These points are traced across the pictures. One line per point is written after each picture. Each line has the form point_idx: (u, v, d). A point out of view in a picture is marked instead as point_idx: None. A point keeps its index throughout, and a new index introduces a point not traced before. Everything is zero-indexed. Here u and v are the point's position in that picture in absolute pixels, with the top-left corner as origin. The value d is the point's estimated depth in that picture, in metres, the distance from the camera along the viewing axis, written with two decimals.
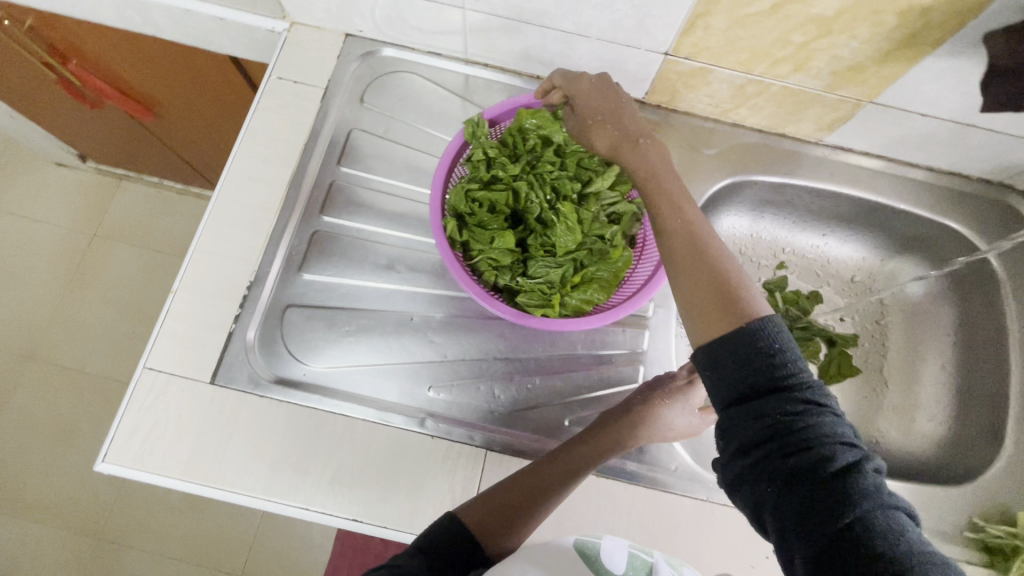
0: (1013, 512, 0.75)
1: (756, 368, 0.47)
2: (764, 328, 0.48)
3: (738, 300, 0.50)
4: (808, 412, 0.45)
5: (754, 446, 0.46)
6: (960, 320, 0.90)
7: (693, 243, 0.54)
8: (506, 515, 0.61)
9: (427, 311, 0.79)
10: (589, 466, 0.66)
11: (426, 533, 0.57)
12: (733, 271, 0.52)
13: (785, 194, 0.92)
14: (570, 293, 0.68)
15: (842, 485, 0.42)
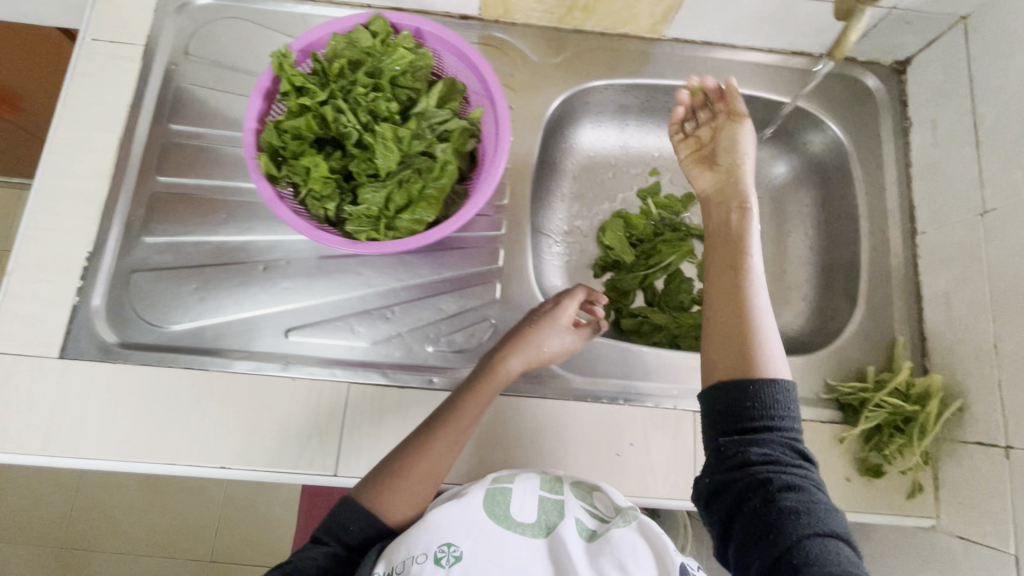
0: (864, 369, 0.78)
1: (728, 404, 0.55)
2: (771, 387, 0.55)
3: (751, 354, 0.56)
4: (769, 441, 0.53)
5: (724, 468, 0.54)
6: (820, 199, 0.92)
7: (724, 294, 0.60)
8: (405, 476, 0.61)
9: (278, 258, 0.78)
10: (479, 407, 0.66)
11: (332, 514, 0.60)
12: (762, 317, 0.58)
13: (637, 97, 0.91)
14: (397, 214, 0.68)
15: (790, 501, 0.51)
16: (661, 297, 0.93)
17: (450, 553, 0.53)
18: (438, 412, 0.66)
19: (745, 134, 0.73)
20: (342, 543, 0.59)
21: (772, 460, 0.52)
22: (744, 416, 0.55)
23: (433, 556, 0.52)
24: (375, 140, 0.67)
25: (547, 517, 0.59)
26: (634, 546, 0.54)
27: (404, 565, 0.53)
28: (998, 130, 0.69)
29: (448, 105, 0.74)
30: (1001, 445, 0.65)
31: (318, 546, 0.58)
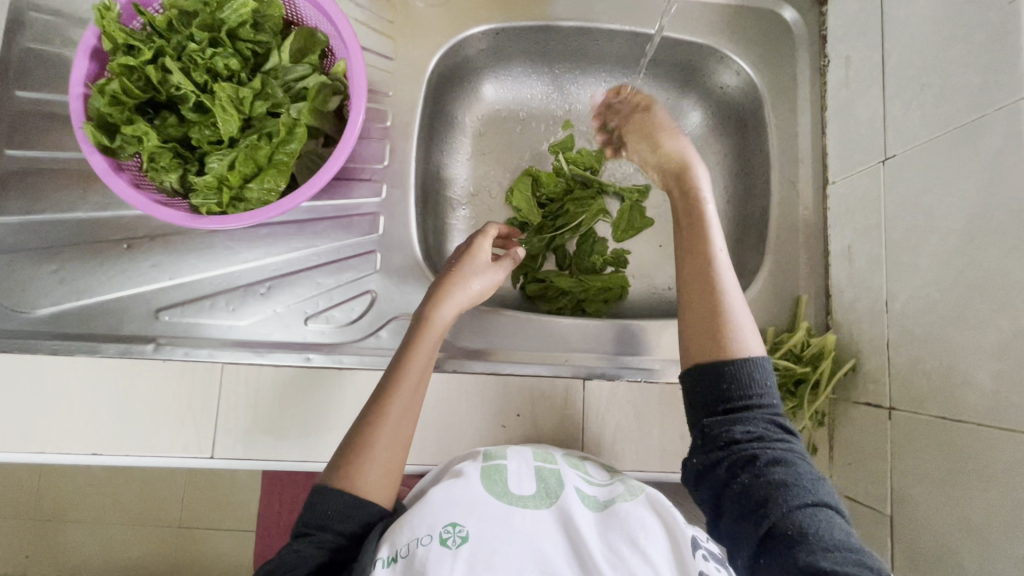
0: (765, 330, 0.75)
1: (705, 389, 0.56)
2: (750, 363, 0.55)
3: (726, 336, 0.56)
4: (751, 418, 0.54)
5: (709, 449, 0.55)
6: (736, 148, 0.85)
7: (694, 272, 0.60)
8: (373, 454, 0.55)
9: (141, 235, 0.73)
10: (424, 362, 0.60)
11: (307, 507, 0.53)
12: (733, 292, 0.58)
13: (536, 41, 0.83)
14: (246, 185, 0.63)
15: (775, 475, 0.52)
16: (576, 258, 0.87)
17: (456, 533, 0.50)
18: (387, 380, 0.58)
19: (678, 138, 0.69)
20: (325, 531, 0.52)
21: (755, 437, 0.53)
22: (723, 398, 0.55)
23: (438, 536, 0.50)
24: (214, 101, 0.61)
25: (549, 489, 0.57)
26: (641, 519, 0.53)
27: (408, 548, 0.49)
28: (902, 67, 0.63)
29: (306, 59, 0.67)
30: (885, 406, 0.63)
31: (301, 538, 0.52)
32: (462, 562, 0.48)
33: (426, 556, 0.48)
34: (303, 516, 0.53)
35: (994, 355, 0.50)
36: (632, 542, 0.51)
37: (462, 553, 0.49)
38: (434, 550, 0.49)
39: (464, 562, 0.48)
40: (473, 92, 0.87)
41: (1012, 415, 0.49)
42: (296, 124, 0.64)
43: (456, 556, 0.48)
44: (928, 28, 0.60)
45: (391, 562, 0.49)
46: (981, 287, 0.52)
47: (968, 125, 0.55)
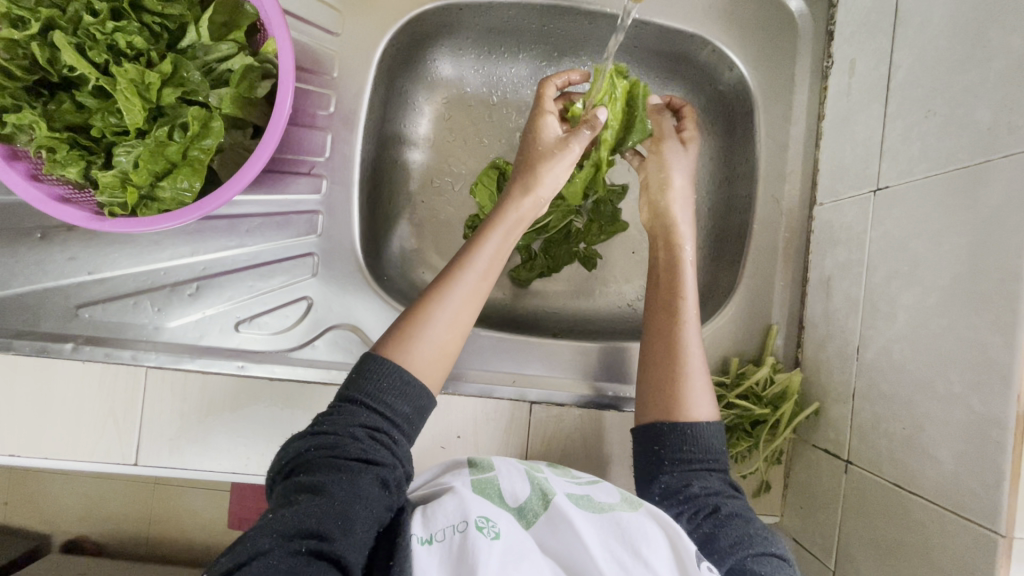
0: (729, 359, 0.69)
1: (665, 446, 0.55)
2: (703, 426, 0.55)
3: (685, 398, 0.56)
4: (709, 474, 0.54)
5: (670, 504, 0.53)
6: (722, 151, 0.76)
7: (665, 341, 0.59)
8: (428, 331, 0.54)
9: (57, 223, 0.66)
10: (495, 257, 0.58)
11: (358, 377, 0.52)
12: (694, 360, 0.58)
13: (503, 17, 0.73)
14: (154, 183, 0.56)
15: (737, 527, 0.50)
16: (547, 257, 0.78)
17: (490, 526, 0.46)
18: (451, 264, 0.58)
19: (673, 159, 0.67)
20: (384, 412, 0.51)
21: (713, 491, 0.53)
22: (680, 458, 0.55)
23: (472, 524, 0.46)
24: (114, 86, 0.53)
25: (543, 491, 0.53)
26: (647, 531, 0.48)
27: (444, 534, 0.47)
28: (909, 86, 0.55)
29: (230, 36, 0.59)
30: (843, 458, 0.59)
31: (354, 416, 0.50)
32: (495, 555, 0.44)
33: (463, 544, 0.45)
34: (359, 383, 0.51)
35: (958, 434, 0.47)
36: (636, 555, 0.47)
37: (497, 546, 0.45)
38: (471, 538, 0.45)
39: (498, 555, 0.45)
40: (434, 72, 0.77)
41: (968, 499, 0.46)
42: (213, 116, 0.56)
43: (491, 548, 0.45)
44: (944, 45, 0.52)
45: (428, 542, 0.46)
46: (957, 357, 0.48)
47: (969, 168, 0.48)
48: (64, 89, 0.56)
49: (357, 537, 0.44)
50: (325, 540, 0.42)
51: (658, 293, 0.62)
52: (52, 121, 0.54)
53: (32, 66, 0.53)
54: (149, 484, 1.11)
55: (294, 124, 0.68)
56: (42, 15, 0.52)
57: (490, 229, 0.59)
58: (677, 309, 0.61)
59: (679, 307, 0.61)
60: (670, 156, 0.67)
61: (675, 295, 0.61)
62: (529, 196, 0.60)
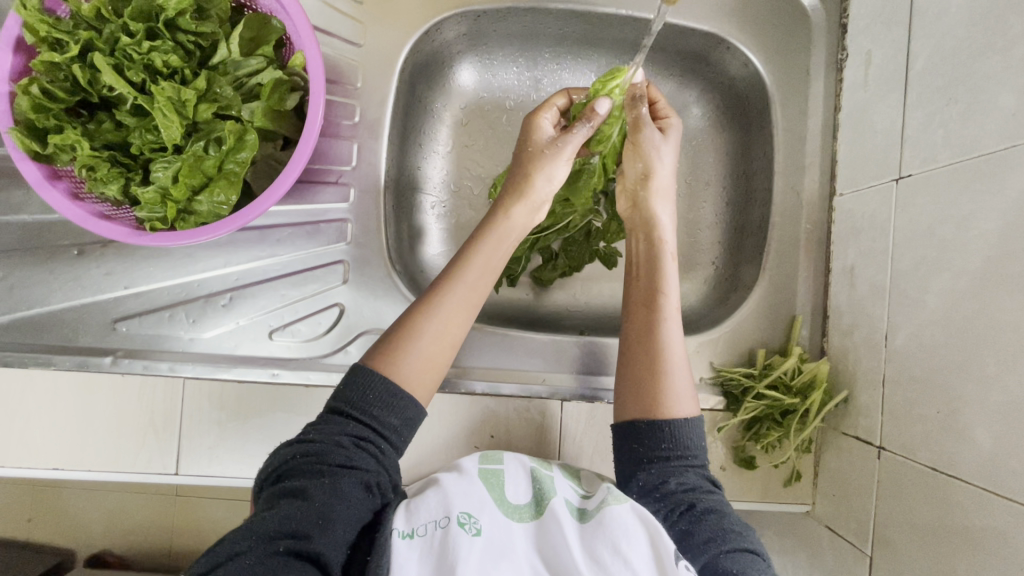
0: (755, 351, 0.70)
1: (646, 445, 0.55)
2: (680, 425, 0.55)
3: (662, 392, 0.56)
4: (686, 470, 0.54)
5: (648, 500, 0.54)
6: (738, 147, 0.77)
7: (647, 337, 0.58)
8: (416, 341, 0.54)
9: (92, 240, 0.68)
10: (486, 267, 0.59)
11: (344, 389, 0.52)
12: (675, 354, 0.58)
13: (520, 22, 0.74)
14: (192, 197, 0.57)
15: (711, 523, 0.51)
16: (569, 257, 0.79)
17: (471, 523, 0.50)
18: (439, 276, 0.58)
19: (654, 144, 0.64)
20: (369, 421, 0.51)
21: (689, 488, 0.53)
22: (658, 454, 0.54)
23: (456, 520, 0.49)
24: (152, 104, 0.55)
25: (539, 497, 0.55)
26: (627, 527, 0.48)
27: (426, 529, 0.49)
28: (928, 75, 0.56)
29: (259, 51, 0.60)
30: (875, 444, 0.60)
31: (339, 425, 0.51)
32: (477, 552, 0.47)
33: (445, 539, 0.48)
34: (343, 395, 0.52)
35: (995, 414, 0.48)
36: (615, 551, 0.47)
37: (478, 543, 0.48)
38: (453, 534, 0.48)
39: (478, 553, 0.47)
40: (452, 79, 0.78)
41: (1007, 478, 0.47)
42: (247, 130, 0.58)
43: (473, 543, 0.48)
44: (963, 34, 0.53)
45: (408, 537, 0.49)
46: (990, 340, 0.49)
47: (995, 154, 0.49)
48: (103, 109, 0.57)
49: (336, 537, 0.45)
50: (298, 539, 0.43)
51: (639, 289, 0.62)
52: (93, 140, 0.56)
53: (73, 87, 0.55)
54: (169, 497, 1.12)
55: (321, 134, 0.70)
56: (83, 38, 0.53)
57: (481, 240, 0.59)
58: (654, 296, 0.60)
59: (658, 296, 0.60)
60: (654, 144, 0.64)
61: (655, 288, 0.60)
62: (522, 204, 0.60)
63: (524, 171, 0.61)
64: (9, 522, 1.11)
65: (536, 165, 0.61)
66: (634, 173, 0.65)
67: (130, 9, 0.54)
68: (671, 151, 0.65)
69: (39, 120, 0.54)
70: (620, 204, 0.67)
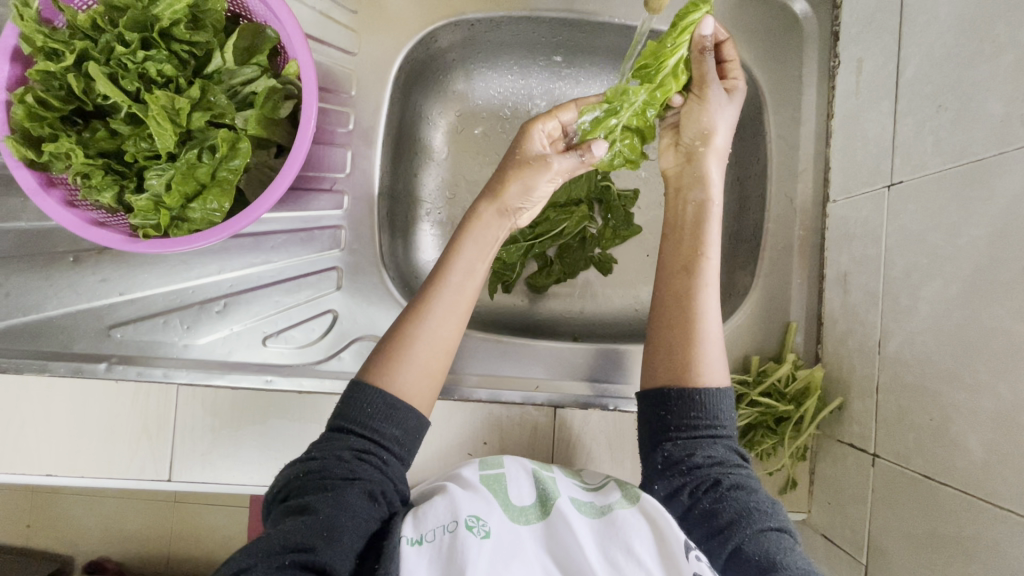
0: (749, 358, 0.70)
1: (672, 412, 0.53)
2: (709, 398, 0.53)
3: (697, 364, 0.54)
4: (713, 443, 0.53)
5: (671, 475, 0.53)
6: (732, 153, 0.77)
7: (681, 301, 0.56)
8: (411, 355, 0.54)
9: (87, 246, 0.68)
10: (471, 270, 0.58)
11: (343, 405, 0.52)
12: (710, 323, 0.56)
13: (514, 30, 0.74)
14: (185, 205, 0.58)
15: (737, 501, 0.50)
16: (563, 263, 0.79)
17: (480, 525, 0.48)
18: (428, 282, 0.57)
19: (715, 107, 0.59)
20: (369, 433, 0.51)
21: (717, 461, 0.52)
22: (687, 424, 0.53)
23: (463, 524, 0.48)
24: (146, 113, 0.55)
25: (544, 497, 0.53)
26: (639, 527, 0.48)
27: (435, 534, 0.48)
28: (918, 83, 0.56)
29: (253, 60, 0.61)
30: (869, 452, 0.59)
31: (341, 440, 0.51)
32: (485, 555, 0.46)
33: (453, 544, 0.47)
34: (344, 411, 0.52)
35: (987, 422, 0.47)
36: (628, 553, 0.47)
37: (486, 546, 0.47)
38: (460, 538, 0.47)
39: (487, 555, 0.46)
40: (447, 87, 0.79)
41: (1001, 487, 0.46)
42: (240, 138, 0.58)
43: (481, 548, 0.46)
44: (951, 42, 0.53)
45: (417, 543, 0.47)
46: (982, 347, 0.48)
47: (984, 161, 0.49)
48: (98, 117, 0.58)
49: (345, 547, 0.45)
50: (310, 552, 0.43)
51: (677, 249, 0.59)
52: (87, 149, 0.57)
53: (68, 96, 0.56)
54: (168, 501, 1.12)
55: (316, 142, 0.70)
56: (78, 47, 0.54)
57: (468, 241, 0.59)
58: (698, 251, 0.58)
59: (697, 252, 0.58)
60: (712, 98, 0.59)
61: (697, 252, 0.58)
62: (492, 206, 0.59)
63: (501, 176, 0.61)
64: (9, 527, 1.11)
65: (517, 174, 0.60)
66: (691, 133, 0.61)
67: (125, 19, 0.55)
68: (732, 114, 0.60)
69: (33, 129, 0.54)
70: (665, 161, 0.64)
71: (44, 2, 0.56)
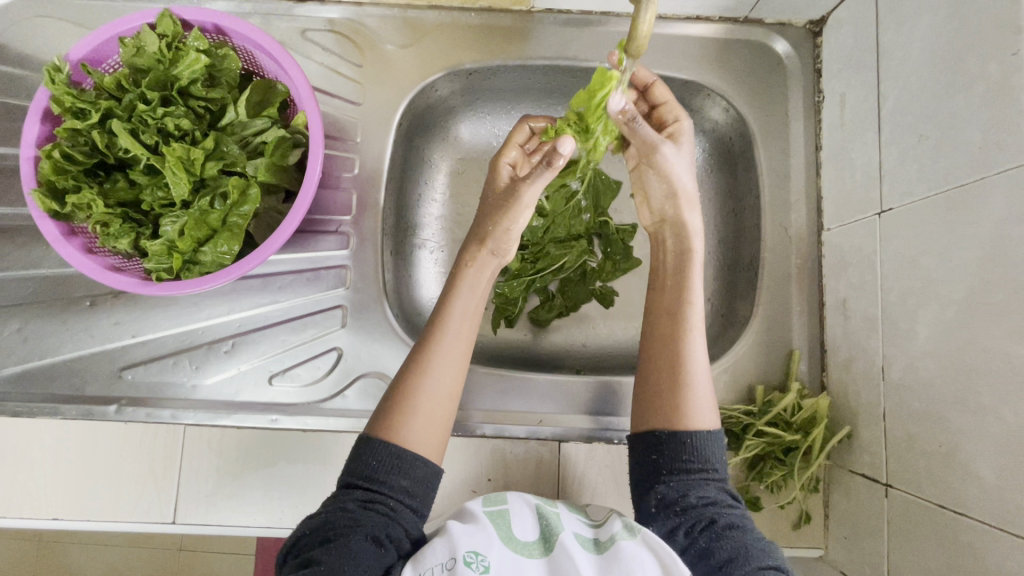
0: (754, 388, 0.69)
1: (665, 455, 0.54)
2: (697, 441, 0.54)
3: (686, 409, 0.55)
4: (705, 483, 0.53)
5: (665, 517, 0.52)
6: (726, 186, 0.79)
7: (672, 357, 0.57)
8: (418, 402, 0.55)
9: (104, 291, 0.71)
10: (467, 317, 0.60)
11: (353, 460, 0.53)
12: (697, 370, 0.57)
13: (512, 77, 0.78)
14: (197, 248, 0.61)
15: (734, 539, 0.50)
16: (565, 297, 0.80)
17: (478, 561, 0.47)
18: (427, 330, 0.59)
19: (671, 164, 0.63)
20: (378, 486, 0.51)
21: (710, 501, 0.52)
22: (678, 467, 0.53)
23: (461, 560, 0.46)
24: (163, 163, 0.59)
25: (547, 533, 0.52)
26: (641, 560, 0.47)
27: (432, 573, 0.46)
28: (899, 114, 0.58)
29: (264, 112, 0.65)
30: (882, 482, 0.58)
31: (347, 493, 0.51)
32: None
33: None
34: (353, 467, 0.52)
35: (995, 448, 0.46)
36: None
37: None
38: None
39: None
40: (449, 133, 0.83)
41: (1013, 514, 0.45)
42: (250, 185, 0.61)
43: None
44: (927, 75, 0.55)
45: None
46: (984, 371, 0.47)
47: (967, 185, 0.50)
48: (119, 169, 0.62)
49: None
50: None
51: (663, 299, 0.61)
52: (108, 199, 0.60)
53: (92, 151, 0.60)
54: (176, 546, 1.10)
55: (322, 187, 0.74)
56: (103, 107, 0.58)
57: (460, 284, 0.61)
58: (675, 310, 0.60)
59: (678, 310, 0.60)
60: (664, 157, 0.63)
61: (681, 301, 0.60)
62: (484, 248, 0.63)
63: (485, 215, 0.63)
64: None
65: (501, 216, 0.62)
66: (659, 194, 0.65)
67: (148, 80, 0.60)
68: (687, 162, 0.64)
69: (59, 182, 0.58)
70: (643, 217, 0.69)
71: (74, 66, 0.61)
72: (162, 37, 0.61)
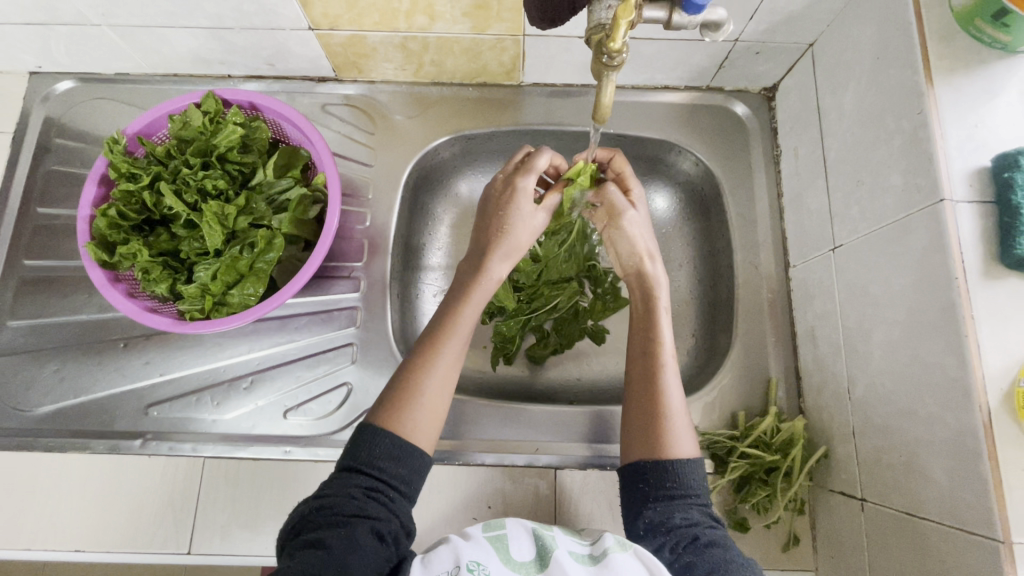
0: (736, 414, 0.74)
1: (650, 483, 0.58)
2: (677, 468, 0.58)
3: (667, 438, 0.59)
4: (689, 505, 0.57)
5: (653, 538, 0.56)
6: (701, 230, 0.87)
7: (650, 395, 0.61)
8: (421, 399, 0.59)
9: (138, 334, 0.78)
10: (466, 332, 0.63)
11: (354, 447, 0.56)
12: (674, 405, 0.61)
13: (505, 141, 0.89)
14: (226, 291, 0.68)
15: (715, 556, 0.53)
16: (560, 335, 0.86)
17: (480, 569, 0.50)
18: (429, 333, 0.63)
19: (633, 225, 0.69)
20: (378, 475, 0.55)
21: (694, 522, 0.56)
22: (663, 493, 0.57)
23: (464, 567, 0.50)
24: (201, 218, 0.67)
25: (542, 552, 0.54)
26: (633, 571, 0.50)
27: None
28: (841, 164, 0.67)
29: (289, 174, 0.74)
30: (857, 497, 0.62)
31: (350, 477, 0.55)
32: None
33: None
34: (355, 452, 0.56)
35: (945, 452, 0.51)
36: None
37: None
38: None
39: None
40: (450, 189, 0.93)
41: (966, 512, 0.49)
42: (275, 235, 0.70)
43: None
44: (858, 132, 0.64)
45: None
46: (927, 383, 0.53)
47: (898, 222, 0.57)
48: (162, 224, 0.71)
49: None
50: None
51: (635, 344, 0.65)
52: (150, 249, 0.68)
53: (141, 209, 0.69)
54: None
55: (338, 238, 0.82)
56: (153, 171, 0.68)
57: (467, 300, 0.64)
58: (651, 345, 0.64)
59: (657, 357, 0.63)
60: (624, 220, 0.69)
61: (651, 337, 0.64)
62: (497, 260, 0.65)
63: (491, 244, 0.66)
64: None
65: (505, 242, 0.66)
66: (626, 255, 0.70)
67: (192, 148, 0.70)
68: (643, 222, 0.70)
69: (111, 235, 0.67)
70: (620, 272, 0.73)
71: (130, 139, 0.72)
72: (206, 112, 0.72)
